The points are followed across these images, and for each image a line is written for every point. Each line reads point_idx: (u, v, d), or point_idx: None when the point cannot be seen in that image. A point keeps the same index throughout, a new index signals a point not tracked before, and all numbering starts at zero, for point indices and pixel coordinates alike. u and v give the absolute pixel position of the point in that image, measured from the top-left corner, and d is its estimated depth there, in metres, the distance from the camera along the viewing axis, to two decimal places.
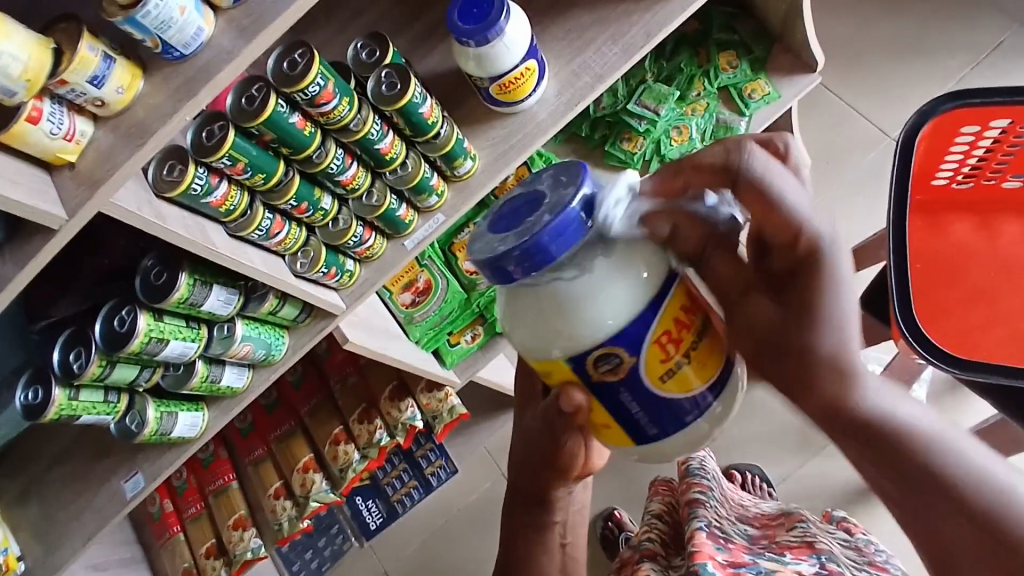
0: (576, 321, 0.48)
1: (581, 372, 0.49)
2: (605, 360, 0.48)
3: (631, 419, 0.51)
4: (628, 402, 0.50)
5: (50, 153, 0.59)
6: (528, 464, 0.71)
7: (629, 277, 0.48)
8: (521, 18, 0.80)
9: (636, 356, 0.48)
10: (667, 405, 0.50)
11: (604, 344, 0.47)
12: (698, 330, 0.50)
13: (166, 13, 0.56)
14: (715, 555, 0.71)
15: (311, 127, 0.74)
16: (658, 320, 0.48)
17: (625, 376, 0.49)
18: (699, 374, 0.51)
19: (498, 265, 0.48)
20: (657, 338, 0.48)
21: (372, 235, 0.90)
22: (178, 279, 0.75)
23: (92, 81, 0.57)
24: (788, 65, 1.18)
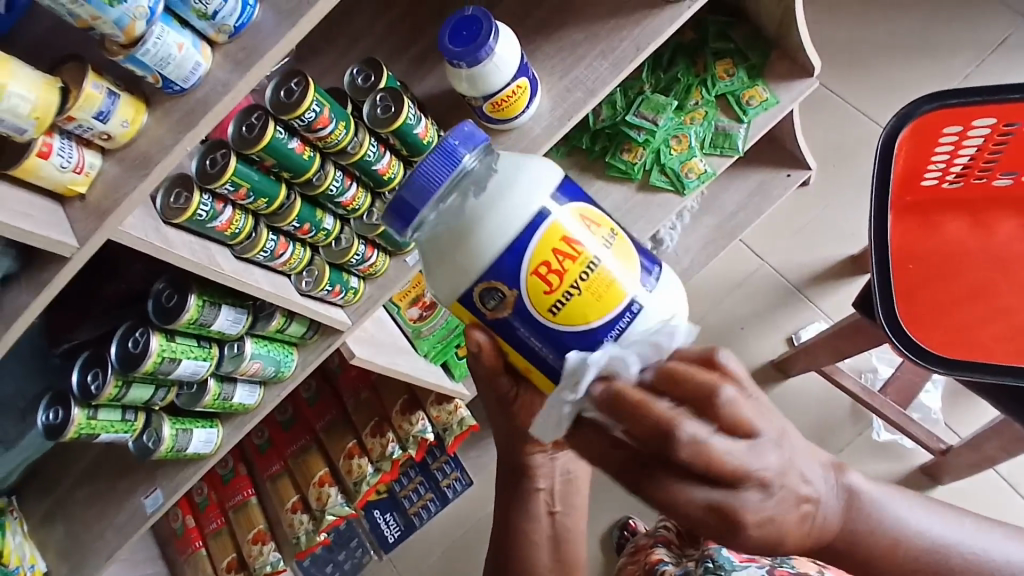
0: (459, 258, 0.51)
1: (475, 312, 0.52)
2: (489, 296, 0.51)
3: (542, 361, 0.53)
4: (526, 336, 0.52)
5: (61, 184, 0.63)
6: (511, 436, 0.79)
7: (502, 205, 0.50)
8: (510, 38, 0.82)
9: (516, 290, 0.50)
10: (564, 340, 0.51)
11: (481, 277, 0.50)
12: (587, 260, 0.50)
13: (165, 50, 0.59)
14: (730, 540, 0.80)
15: (310, 151, 0.77)
16: (532, 251, 0.49)
17: (512, 311, 0.51)
18: (599, 297, 0.51)
19: (394, 219, 0.53)
20: (533, 270, 0.49)
21: (374, 253, 0.92)
22: (188, 301, 0.78)
23: (97, 116, 0.61)
24: (786, 71, 1.19)
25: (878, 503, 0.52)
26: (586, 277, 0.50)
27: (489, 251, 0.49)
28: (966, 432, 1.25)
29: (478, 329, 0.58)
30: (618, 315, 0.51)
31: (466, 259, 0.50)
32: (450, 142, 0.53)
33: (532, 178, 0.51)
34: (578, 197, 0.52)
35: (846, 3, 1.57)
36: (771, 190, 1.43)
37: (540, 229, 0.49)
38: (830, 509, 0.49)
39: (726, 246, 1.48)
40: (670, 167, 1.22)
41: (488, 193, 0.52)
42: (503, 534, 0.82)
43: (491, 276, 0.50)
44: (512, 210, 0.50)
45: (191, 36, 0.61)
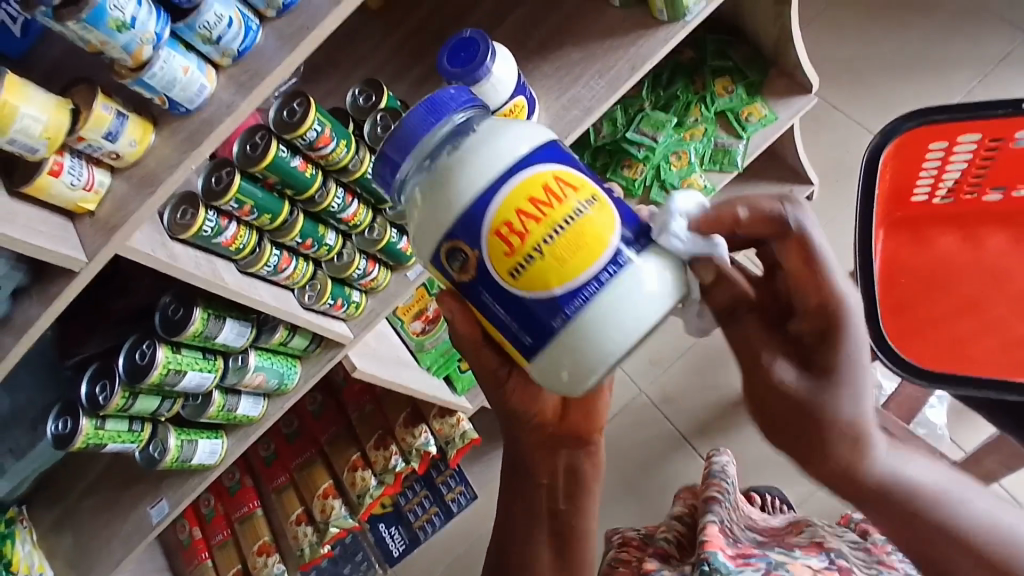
0: (429, 215, 0.55)
1: (444, 271, 0.56)
2: (454, 256, 0.54)
3: (507, 327, 0.55)
4: (490, 302, 0.55)
5: (72, 202, 0.66)
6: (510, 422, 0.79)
7: (476, 164, 0.54)
8: (507, 60, 0.85)
9: (477, 252, 0.53)
10: (524, 304, 0.53)
11: (447, 237, 0.54)
12: (550, 223, 0.52)
13: (171, 74, 0.62)
14: (726, 546, 0.81)
15: (312, 169, 0.80)
16: (495, 210, 0.52)
17: (475, 275, 0.54)
18: (565, 261, 0.52)
19: (384, 170, 0.59)
20: (495, 230, 0.52)
21: (375, 268, 0.94)
22: (193, 314, 0.81)
23: (106, 136, 0.64)
24: (785, 88, 1.20)
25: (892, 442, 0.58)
26: (548, 240, 0.52)
27: (456, 207, 0.53)
28: (971, 446, 1.25)
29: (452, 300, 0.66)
30: (583, 277, 0.53)
31: (436, 214, 0.54)
32: (439, 100, 0.58)
33: (507, 141, 0.54)
34: (553, 163, 0.54)
35: (848, 21, 1.58)
36: None
37: (505, 191, 0.52)
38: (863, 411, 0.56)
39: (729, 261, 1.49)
40: (670, 183, 1.22)
41: (465, 150, 0.55)
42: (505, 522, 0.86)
43: (455, 237, 0.54)
44: (482, 170, 0.53)
45: (196, 59, 0.64)
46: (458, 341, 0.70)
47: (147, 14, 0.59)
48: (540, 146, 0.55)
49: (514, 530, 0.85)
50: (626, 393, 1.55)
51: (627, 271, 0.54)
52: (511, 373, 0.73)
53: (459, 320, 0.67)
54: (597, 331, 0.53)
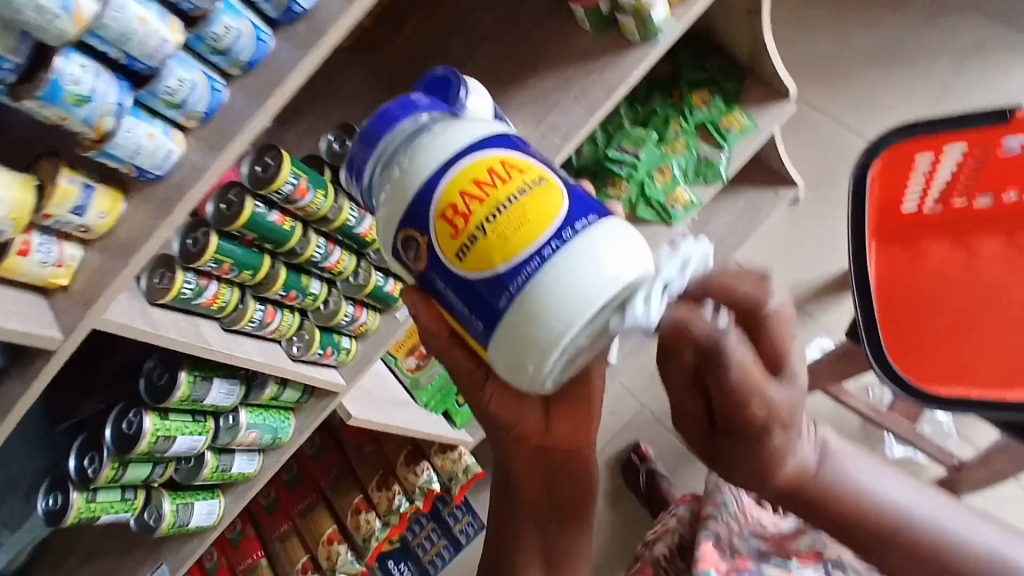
0: (389, 205, 0.56)
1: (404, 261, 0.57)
2: (409, 245, 0.56)
3: (459, 311, 0.55)
4: (444, 289, 0.55)
5: (43, 279, 0.64)
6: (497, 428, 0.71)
7: (422, 155, 0.55)
8: (481, 93, 0.83)
9: (427, 238, 0.54)
10: (473, 286, 0.53)
11: (400, 228, 0.55)
12: (494, 202, 0.52)
13: (136, 142, 0.60)
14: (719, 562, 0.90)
15: (291, 221, 0.78)
16: (440, 195, 0.53)
17: (428, 262, 0.55)
18: (509, 237, 0.51)
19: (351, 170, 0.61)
20: (440, 213, 0.53)
21: (363, 312, 0.93)
22: (179, 377, 0.79)
23: (74, 211, 0.62)
24: (761, 96, 1.20)
25: (845, 461, 0.66)
26: (491, 219, 0.52)
27: (409, 193, 0.54)
28: (981, 442, 1.23)
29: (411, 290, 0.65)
30: (522, 257, 0.51)
31: (392, 202, 0.56)
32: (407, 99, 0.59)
33: (456, 132, 0.55)
34: (501, 149, 0.54)
35: (820, 20, 1.58)
36: (762, 210, 1.44)
37: (450, 174, 0.53)
38: (805, 463, 0.62)
39: None
40: (655, 199, 1.20)
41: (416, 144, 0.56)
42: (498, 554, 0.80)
43: (408, 224, 0.55)
44: (428, 159, 0.54)
45: (161, 124, 0.62)
46: (429, 339, 0.65)
47: (106, 84, 0.57)
48: (486, 135, 0.55)
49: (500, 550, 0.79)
50: (628, 410, 1.57)
51: (576, 243, 0.52)
52: (489, 375, 0.67)
53: (420, 312, 0.64)
54: (544, 308, 0.51)
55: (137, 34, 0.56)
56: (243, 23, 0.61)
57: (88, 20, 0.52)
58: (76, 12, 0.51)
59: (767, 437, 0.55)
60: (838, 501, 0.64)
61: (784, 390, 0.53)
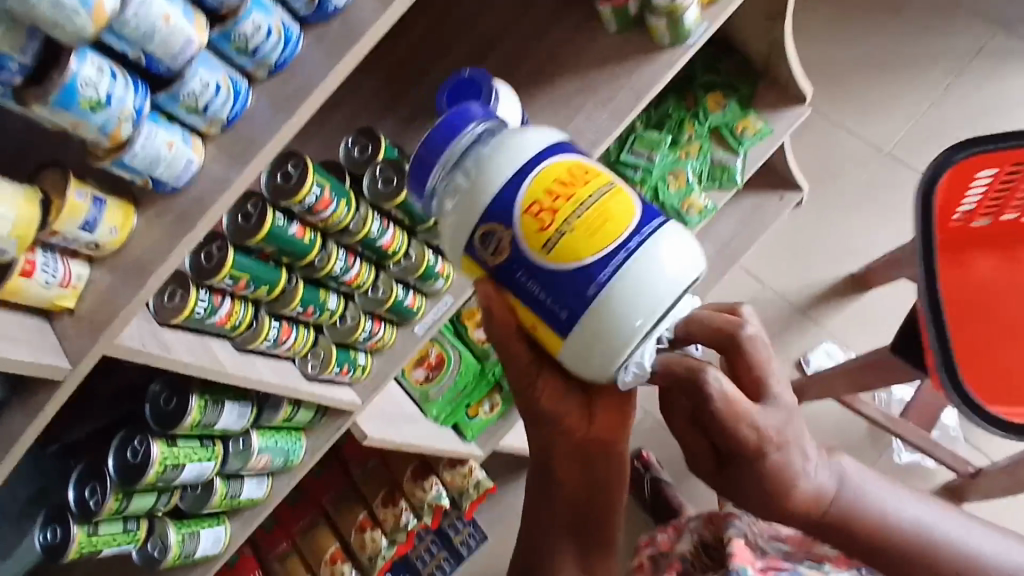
0: (465, 202, 0.57)
1: (478, 254, 0.57)
2: (489, 239, 0.56)
3: (538, 301, 0.56)
4: (526, 281, 0.55)
5: (48, 301, 0.58)
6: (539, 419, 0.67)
7: (499, 161, 0.56)
8: (510, 99, 0.79)
9: (512, 231, 0.55)
10: (560, 277, 0.54)
11: (479, 223, 0.56)
12: (575, 202, 0.54)
13: (155, 151, 0.55)
14: (755, 561, 0.84)
15: (310, 233, 0.73)
16: (523, 194, 0.55)
17: (511, 255, 0.55)
18: (592, 232, 0.53)
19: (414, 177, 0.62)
20: (525, 211, 0.54)
21: (381, 327, 0.88)
22: (189, 402, 0.73)
23: (84, 227, 0.56)
24: (776, 100, 1.17)
25: (866, 483, 0.62)
26: (577, 215, 0.54)
27: (495, 186, 0.55)
28: (995, 454, 1.23)
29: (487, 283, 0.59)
30: (606, 252, 0.54)
31: (474, 195, 0.56)
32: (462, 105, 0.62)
33: (525, 139, 0.57)
34: (567, 157, 0.56)
35: (821, 22, 1.57)
36: (766, 214, 1.43)
37: (531, 176, 0.55)
38: (823, 483, 0.60)
39: (726, 272, 1.45)
40: (670, 205, 1.18)
41: (486, 151, 0.58)
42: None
43: (488, 219, 0.55)
44: (504, 164, 0.56)
45: (180, 130, 0.57)
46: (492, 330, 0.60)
47: (124, 88, 0.51)
48: (553, 142, 0.57)
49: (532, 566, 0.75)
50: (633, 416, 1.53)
51: (651, 240, 0.54)
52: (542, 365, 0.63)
53: (493, 305, 0.59)
54: (618, 305, 0.54)
55: (160, 34, 0.50)
56: (273, 21, 0.55)
57: (108, 16, 0.47)
58: (95, 7, 0.46)
59: (761, 458, 0.56)
60: (860, 523, 0.61)
61: (770, 413, 0.56)
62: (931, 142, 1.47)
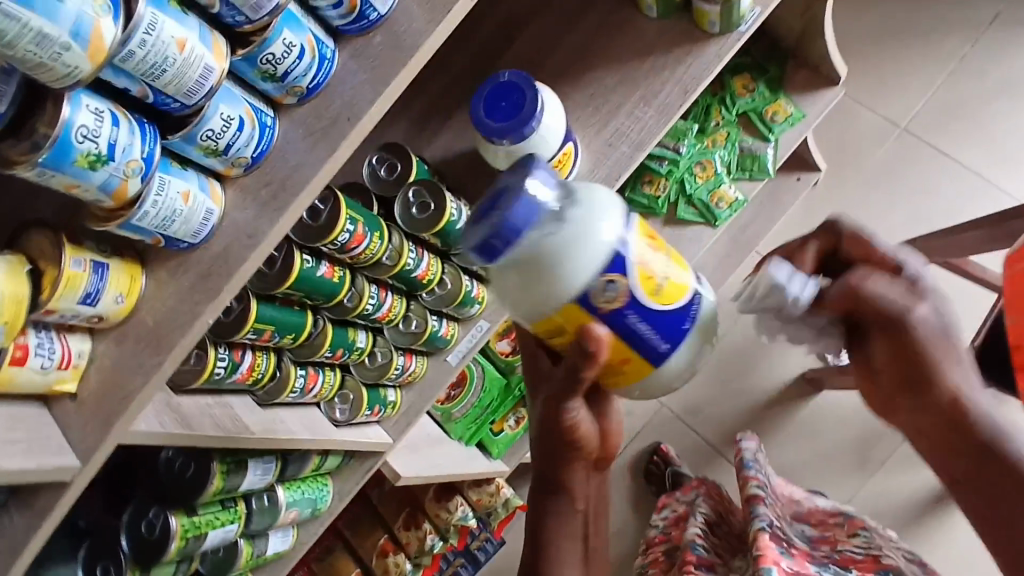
0: (575, 249, 0.46)
1: (587, 304, 0.46)
2: (603, 286, 0.46)
3: (643, 341, 0.48)
4: (637, 325, 0.48)
5: (45, 387, 0.48)
6: (551, 452, 0.64)
7: (599, 208, 0.48)
8: (554, 104, 0.70)
9: (629, 276, 0.47)
10: (671, 316, 0.48)
11: (599, 266, 0.46)
12: (663, 244, 0.50)
13: (169, 207, 0.44)
14: (779, 561, 0.75)
15: (340, 272, 0.64)
16: (633, 238, 0.48)
17: (629, 300, 0.47)
18: (684, 274, 0.50)
19: (491, 243, 0.47)
20: (640, 254, 0.47)
21: (413, 361, 0.79)
22: (211, 467, 0.65)
23: (84, 300, 0.46)
24: (808, 82, 1.09)
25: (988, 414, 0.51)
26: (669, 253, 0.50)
27: (603, 233, 0.47)
28: None
29: (598, 323, 0.47)
30: (694, 289, 0.51)
31: (580, 251, 0.46)
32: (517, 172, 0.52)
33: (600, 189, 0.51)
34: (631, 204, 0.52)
35: None
36: (783, 196, 1.36)
37: (632, 223, 0.49)
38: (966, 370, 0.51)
39: (742, 259, 1.40)
40: (698, 198, 1.10)
41: (581, 206, 0.48)
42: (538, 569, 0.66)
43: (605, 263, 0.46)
44: (608, 211, 0.48)
45: (196, 177, 0.46)
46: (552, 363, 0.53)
47: (129, 135, 0.41)
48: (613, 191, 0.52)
49: (537, 543, 0.67)
50: (648, 408, 1.48)
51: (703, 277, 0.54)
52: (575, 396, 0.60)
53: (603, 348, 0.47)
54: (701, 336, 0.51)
55: (175, 64, 0.39)
56: (306, 37, 0.45)
57: (109, 49, 0.36)
58: (92, 39, 0.35)
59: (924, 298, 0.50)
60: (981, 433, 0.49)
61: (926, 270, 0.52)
62: (947, 116, 1.42)
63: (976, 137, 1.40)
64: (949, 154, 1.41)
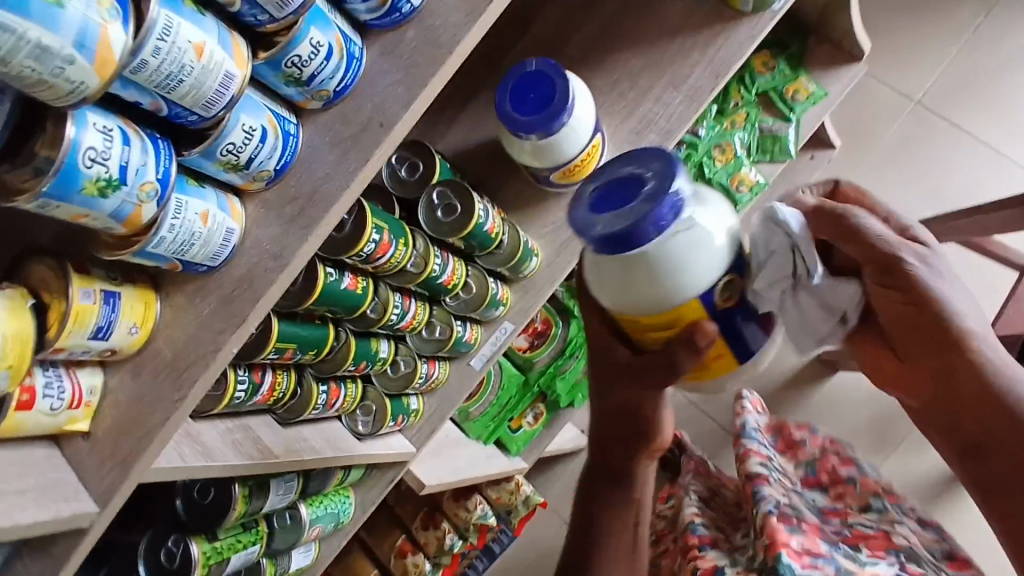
0: (710, 252, 0.46)
1: (707, 305, 0.47)
2: (723, 287, 0.48)
3: (742, 340, 0.49)
4: (743, 324, 0.49)
5: (54, 428, 0.44)
6: (617, 440, 0.67)
7: (722, 213, 0.49)
8: (584, 94, 0.65)
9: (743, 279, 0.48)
10: (766, 315, 0.51)
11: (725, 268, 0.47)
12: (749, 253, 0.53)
13: (187, 229, 0.40)
14: (788, 540, 0.60)
15: (363, 282, 0.59)
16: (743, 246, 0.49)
17: (740, 302, 0.48)
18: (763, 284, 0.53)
19: (632, 232, 0.45)
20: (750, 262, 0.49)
21: (436, 367, 0.75)
22: (232, 491, 0.61)
23: (96, 334, 0.41)
24: (829, 57, 1.04)
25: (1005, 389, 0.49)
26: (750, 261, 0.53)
27: (724, 240, 0.47)
28: None
29: (710, 319, 0.47)
30: None
31: (707, 256, 0.46)
32: (640, 153, 0.49)
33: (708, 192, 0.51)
34: None
35: None
36: (796, 176, 1.33)
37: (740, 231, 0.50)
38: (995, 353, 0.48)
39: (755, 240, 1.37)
40: (716, 181, 1.06)
41: (710, 207, 0.48)
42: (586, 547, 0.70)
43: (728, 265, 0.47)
44: (728, 217, 0.49)
45: (213, 194, 0.42)
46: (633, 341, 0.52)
47: (141, 154, 0.36)
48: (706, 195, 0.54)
49: (590, 530, 0.70)
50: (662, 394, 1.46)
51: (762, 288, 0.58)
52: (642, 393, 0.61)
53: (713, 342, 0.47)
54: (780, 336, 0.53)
55: (192, 73, 0.34)
56: (333, 35, 0.40)
57: (118, 60, 0.31)
58: (99, 49, 0.30)
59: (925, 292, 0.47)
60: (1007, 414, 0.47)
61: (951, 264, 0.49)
62: (964, 88, 1.37)
63: (992, 110, 1.35)
64: (965, 128, 1.36)
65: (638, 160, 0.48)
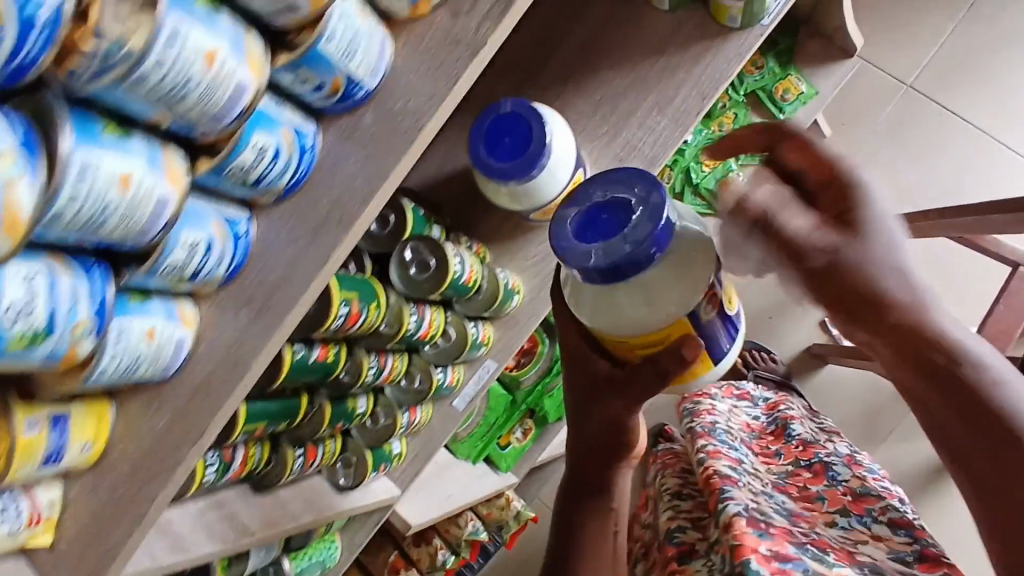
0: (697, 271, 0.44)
1: (693, 319, 0.44)
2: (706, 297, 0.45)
3: (721, 347, 0.47)
4: (720, 330, 0.46)
5: (15, 546, 0.41)
6: (594, 444, 0.54)
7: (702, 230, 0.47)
8: (563, 132, 0.61)
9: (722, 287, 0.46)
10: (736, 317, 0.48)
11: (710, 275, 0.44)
12: None
13: (131, 353, 0.37)
14: (757, 545, 0.50)
15: (334, 349, 0.56)
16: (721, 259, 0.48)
17: (721, 310, 0.46)
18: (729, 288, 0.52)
19: (630, 258, 0.43)
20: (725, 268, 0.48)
21: (418, 413, 0.73)
22: (211, 565, 0.59)
23: (46, 460, 0.38)
24: (821, 53, 0.99)
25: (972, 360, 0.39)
26: None
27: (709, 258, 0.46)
28: None
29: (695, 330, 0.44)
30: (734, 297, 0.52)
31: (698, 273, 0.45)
32: (622, 171, 0.46)
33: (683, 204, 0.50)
34: None
35: None
36: None
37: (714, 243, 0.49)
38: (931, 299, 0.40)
39: None
40: (706, 188, 1.03)
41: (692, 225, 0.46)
42: (557, 562, 0.55)
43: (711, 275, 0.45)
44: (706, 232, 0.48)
45: (160, 305, 0.38)
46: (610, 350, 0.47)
47: (72, 292, 0.32)
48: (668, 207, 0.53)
49: (560, 546, 0.55)
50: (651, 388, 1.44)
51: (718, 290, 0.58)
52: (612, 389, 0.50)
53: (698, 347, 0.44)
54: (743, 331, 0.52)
55: (119, 209, 0.30)
56: (281, 134, 0.36)
57: (30, 218, 0.26)
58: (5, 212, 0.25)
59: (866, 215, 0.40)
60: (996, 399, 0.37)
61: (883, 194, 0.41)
62: (958, 70, 1.29)
63: (985, 94, 1.29)
64: (956, 114, 1.30)
65: (615, 180, 0.46)
